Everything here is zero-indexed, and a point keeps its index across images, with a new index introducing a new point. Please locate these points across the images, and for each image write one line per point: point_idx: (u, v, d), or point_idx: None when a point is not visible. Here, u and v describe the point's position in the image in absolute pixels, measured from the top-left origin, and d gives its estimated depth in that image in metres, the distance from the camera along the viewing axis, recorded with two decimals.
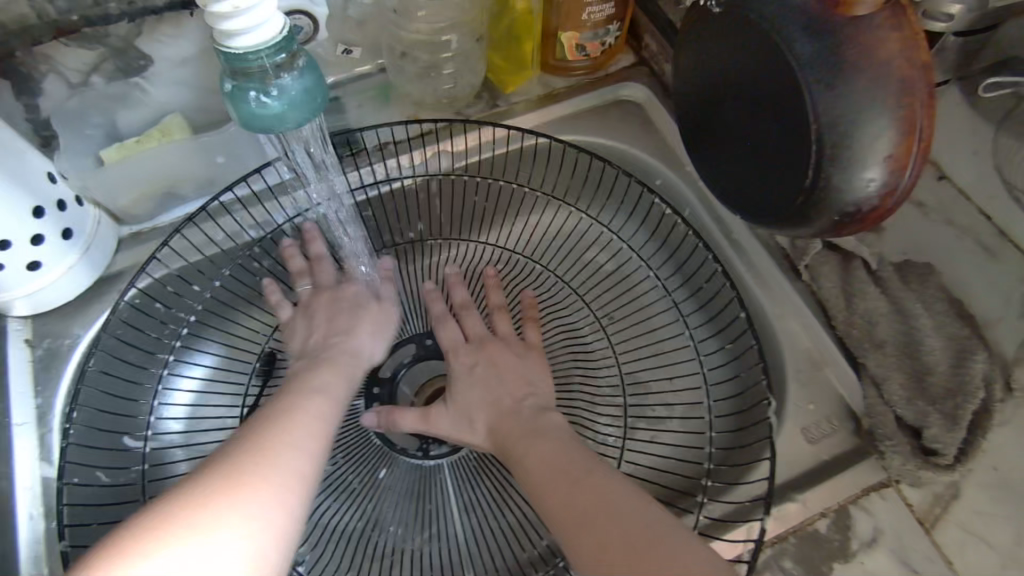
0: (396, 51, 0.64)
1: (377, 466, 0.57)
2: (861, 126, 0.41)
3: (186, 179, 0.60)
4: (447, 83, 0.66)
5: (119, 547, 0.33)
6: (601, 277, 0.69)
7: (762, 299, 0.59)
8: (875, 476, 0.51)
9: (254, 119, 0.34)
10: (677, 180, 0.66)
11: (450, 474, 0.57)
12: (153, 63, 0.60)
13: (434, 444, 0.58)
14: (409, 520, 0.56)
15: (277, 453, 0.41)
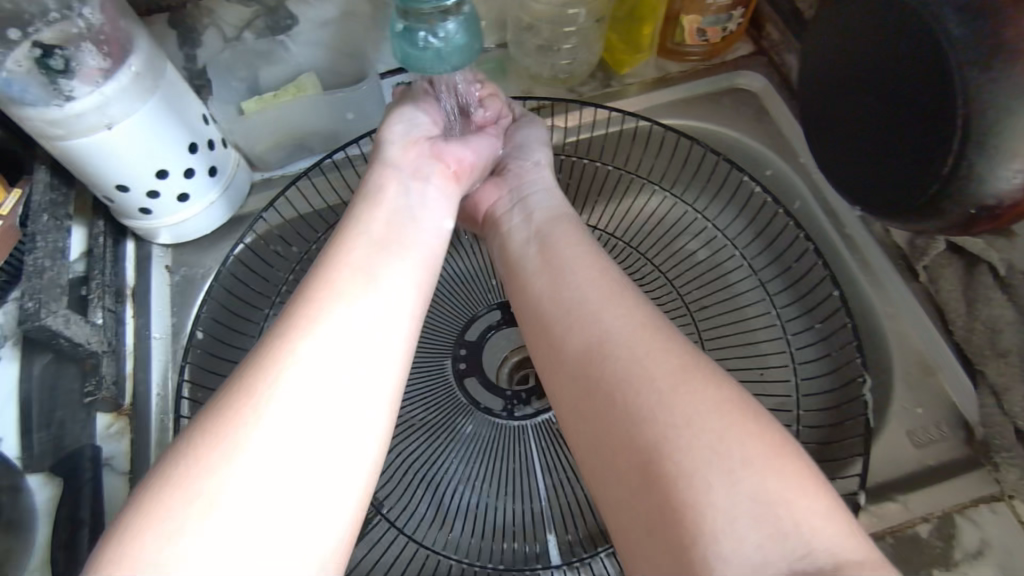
0: (521, 24, 0.66)
1: (459, 423, 0.59)
2: (1016, 114, 0.40)
3: (316, 132, 0.65)
4: (565, 60, 0.67)
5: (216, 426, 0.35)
6: (697, 264, 0.64)
7: (873, 296, 0.58)
8: (986, 488, 0.49)
9: (419, 59, 0.37)
10: (791, 172, 0.65)
11: (532, 436, 0.58)
12: (298, 23, 0.64)
13: (517, 407, 0.59)
14: (492, 477, 0.57)
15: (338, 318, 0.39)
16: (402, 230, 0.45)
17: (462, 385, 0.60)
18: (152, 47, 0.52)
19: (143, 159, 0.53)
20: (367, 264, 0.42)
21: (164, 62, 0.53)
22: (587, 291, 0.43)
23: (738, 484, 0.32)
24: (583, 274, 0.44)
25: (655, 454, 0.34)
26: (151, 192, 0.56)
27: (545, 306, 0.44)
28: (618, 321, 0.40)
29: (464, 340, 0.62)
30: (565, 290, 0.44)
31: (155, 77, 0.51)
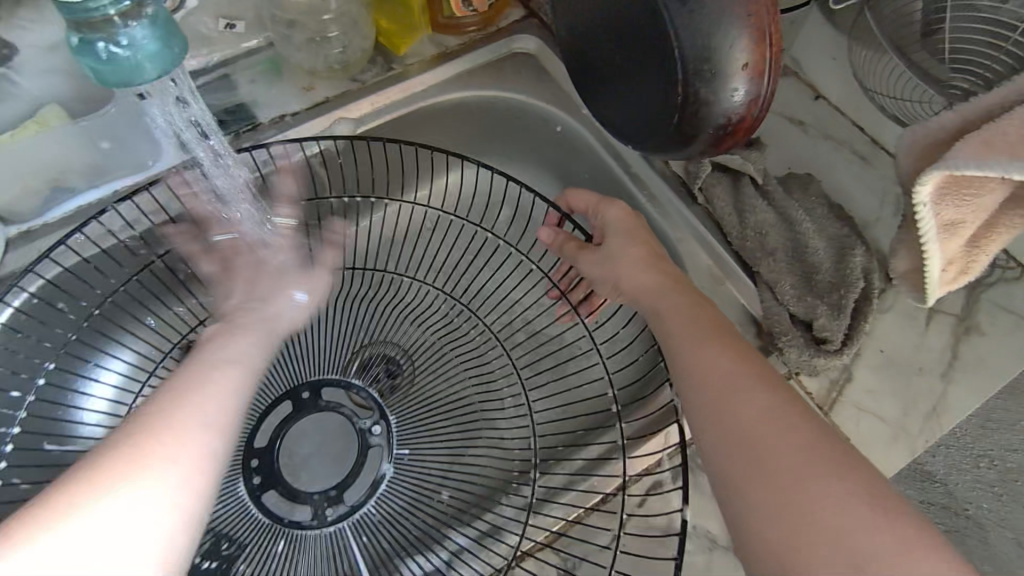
0: (282, 19, 0.63)
1: (267, 544, 0.54)
2: (714, 38, 0.44)
3: (73, 169, 0.59)
4: (336, 49, 0.65)
5: (58, 495, 0.36)
6: (492, 298, 0.67)
7: (662, 225, 0.62)
8: (778, 370, 0.55)
9: (106, 72, 0.36)
10: (583, 127, 0.68)
11: (351, 536, 0.55)
12: (17, 51, 0.56)
13: (327, 511, 0.56)
14: None
15: (179, 412, 0.41)
16: (240, 386, 0.45)
17: (260, 502, 0.56)
18: None
19: None
20: (211, 368, 0.45)
21: None
22: (712, 364, 0.46)
23: (843, 506, 0.37)
24: (711, 352, 0.47)
25: (815, 518, 0.37)
26: None
27: (691, 369, 0.46)
28: (738, 398, 0.43)
29: (255, 448, 0.58)
30: (709, 359, 0.46)
31: None
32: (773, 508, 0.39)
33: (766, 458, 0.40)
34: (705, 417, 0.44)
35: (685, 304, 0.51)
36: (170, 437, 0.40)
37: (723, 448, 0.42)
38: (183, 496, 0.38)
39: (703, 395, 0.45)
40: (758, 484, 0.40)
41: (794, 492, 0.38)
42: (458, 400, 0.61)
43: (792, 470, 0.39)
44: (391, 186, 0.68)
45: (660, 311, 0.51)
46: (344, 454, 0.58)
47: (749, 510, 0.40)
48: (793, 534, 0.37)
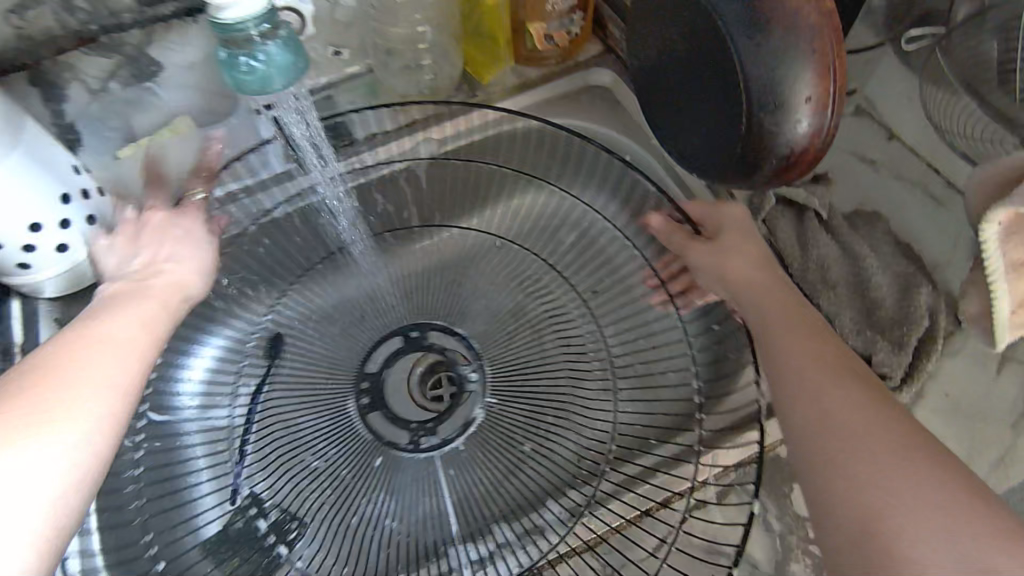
0: (383, 49, 0.71)
1: (368, 457, 0.63)
2: (783, 76, 0.46)
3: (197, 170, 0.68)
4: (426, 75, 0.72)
5: None
6: (586, 261, 0.69)
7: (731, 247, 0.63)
8: None
9: (246, 81, 0.42)
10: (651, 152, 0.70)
11: (439, 465, 0.62)
12: (163, 69, 0.65)
13: (423, 439, 0.63)
14: (407, 517, 0.60)
15: (50, 373, 0.39)
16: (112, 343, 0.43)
17: (368, 421, 0.64)
18: (6, 106, 0.53)
19: (10, 215, 0.55)
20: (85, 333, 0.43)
21: (25, 119, 0.56)
22: (806, 355, 0.47)
23: (945, 538, 0.37)
24: (800, 347, 0.48)
25: (896, 515, 0.38)
26: (26, 245, 0.57)
27: (791, 357, 0.48)
28: (834, 392, 0.45)
29: (366, 371, 0.66)
30: (792, 353, 0.48)
31: (15, 132, 0.54)
32: (855, 503, 0.40)
33: (861, 473, 0.41)
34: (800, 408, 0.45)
35: (779, 297, 0.52)
36: (38, 384, 0.39)
37: (806, 440, 0.44)
38: (87, 453, 0.38)
39: (802, 388, 0.46)
40: (833, 473, 0.42)
41: (883, 501, 0.39)
42: (547, 360, 0.65)
43: (884, 473, 0.40)
44: (495, 183, 0.71)
45: (758, 305, 0.53)
46: (446, 394, 0.65)
47: (843, 482, 0.41)
48: (877, 531, 0.38)
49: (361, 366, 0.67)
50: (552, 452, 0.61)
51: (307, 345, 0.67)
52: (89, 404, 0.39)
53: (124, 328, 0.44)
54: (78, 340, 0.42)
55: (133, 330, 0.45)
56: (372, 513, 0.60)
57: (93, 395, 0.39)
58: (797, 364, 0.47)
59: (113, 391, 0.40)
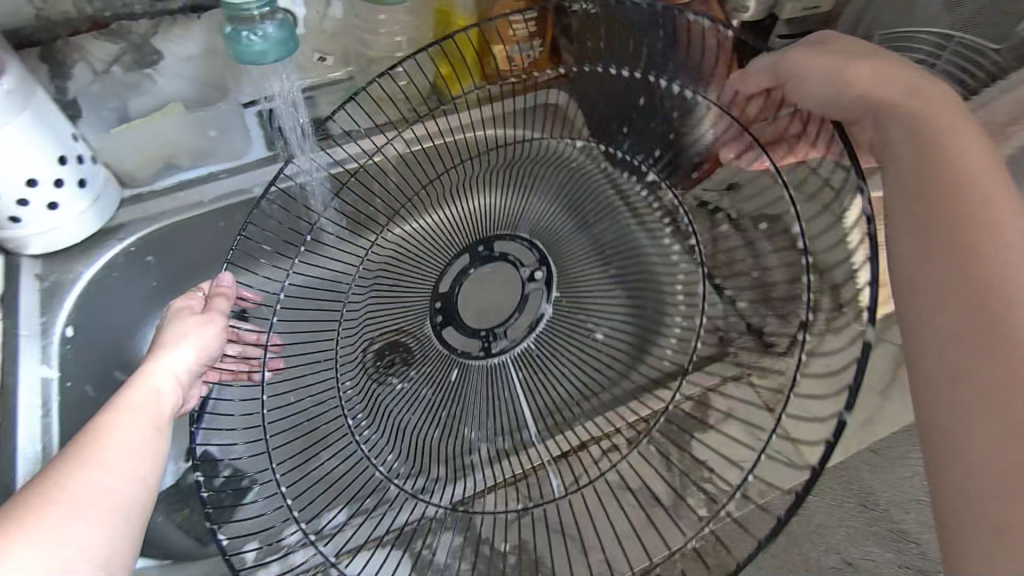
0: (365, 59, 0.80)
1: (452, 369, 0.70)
2: None
3: (185, 149, 0.75)
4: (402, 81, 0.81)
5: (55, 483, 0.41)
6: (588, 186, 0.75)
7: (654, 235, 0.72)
8: (733, 370, 0.66)
9: (242, 51, 0.50)
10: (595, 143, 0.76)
11: (512, 368, 0.69)
12: (163, 58, 0.73)
13: (494, 343, 0.70)
14: (497, 413, 0.67)
15: (93, 443, 0.44)
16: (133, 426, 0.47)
17: (443, 338, 0.71)
18: (23, 72, 0.60)
19: (11, 170, 0.60)
20: (132, 409, 0.48)
21: (34, 85, 0.61)
22: (975, 159, 0.41)
23: None
24: (975, 155, 0.42)
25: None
26: (21, 199, 0.63)
27: (928, 172, 0.42)
28: (1009, 193, 0.40)
29: (439, 292, 0.74)
30: (960, 163, 0.41)
31: (28, 94, 0.60)
32: (987, 360, 0.36)
33: (988, 299, 0.37)
34: (925, 263, 0.40)
35: (965, 131, 0.42)
36: (85, 466, 0.43)
37: (934, 282, 0.39)
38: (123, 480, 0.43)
39: (944, 231, 0.40)
40: (973, 301, 0.38)
41: (1014, 347, 0.36)
42: (614, 274, 0.72)
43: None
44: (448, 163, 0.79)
45: (926, 118, 0.43)
46: (511, 299, 0.72)
47: (932, 347, 0.38)
48: (997, 347, 0.36)
49: (435, 286, 0.75)
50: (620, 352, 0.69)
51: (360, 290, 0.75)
52: (110, 473, 0.43)
53: (135, 416, 0.47)
54: (99, 429, 0.46)
55: (171, 395, 0.51)
56: (418, 425, 0.69)
57: (104, 477, 0.43)
58: (983, 179, 0.41)
59: (126, 471, 0.44)
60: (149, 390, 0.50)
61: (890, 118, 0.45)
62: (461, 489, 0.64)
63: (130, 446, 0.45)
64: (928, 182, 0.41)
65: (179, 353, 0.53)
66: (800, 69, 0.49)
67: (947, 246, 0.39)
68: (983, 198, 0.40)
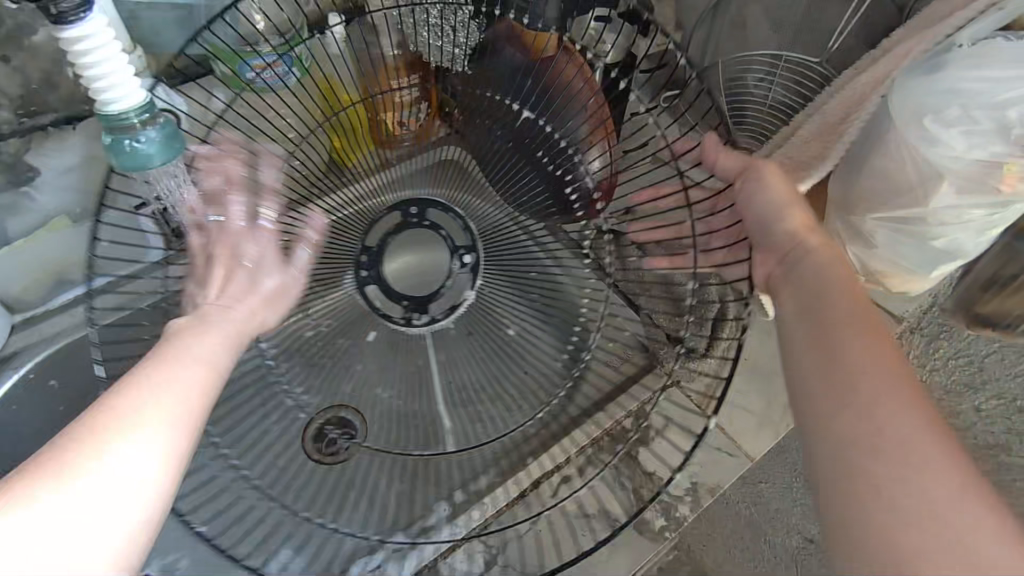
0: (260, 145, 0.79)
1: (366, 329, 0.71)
2: None
3: (75, 262, 0.75)
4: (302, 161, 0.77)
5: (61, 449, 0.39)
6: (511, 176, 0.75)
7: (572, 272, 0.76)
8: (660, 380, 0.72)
9: (127, 159, 0.49)
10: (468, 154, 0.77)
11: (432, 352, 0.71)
12: (40, 174, 0.69)
13: (414, 318, 0.72)
14: (424, 391, 0.71)
15: (106, 405, 0.41)
16: (190, 378, 0.45)
17: (363, 292, 0.71)
18: None
19: None
20: (189, 357, 0.46)
21: None
22: (839, 296, 0.48)
23: (906, 489, 0.39)
24: (838, 286, 0.49)
25: (928, 520, 0.38)
26: None
27: (820, 308, 0.48)
28: (850, 342, 0.45)
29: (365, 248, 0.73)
30: (834, 316, 0.47)
31: None
32: (859, 494, 0.40)
33: (876, 438, 0.41)
34: (825, 373, 0.45)
35: (848, 288, 0.49)
36: (96, 429, 0.40)
37: (828, 404, 0.43)
38: (165, 458, 0.41)
39: (808, 343, 0.47)
40: (838, 450, 0.42)
41: (876, 482, 0.40)
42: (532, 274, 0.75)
43: (915, 468, 0.39)
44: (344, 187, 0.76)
45: (825, 294, 0.49)
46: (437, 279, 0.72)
47: (834, 455, 0.42)
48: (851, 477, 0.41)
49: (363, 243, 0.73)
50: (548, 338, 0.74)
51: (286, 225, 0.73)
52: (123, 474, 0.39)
53: (161, 401, 0.42)
54: (117, 407, 0.41)
55: (191, 380, 0.45)
56: (350, 389, 0.71)
57: (140, 440, 0.40)
58: (863, 360, 0.44)
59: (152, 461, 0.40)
60: (195, 362, 0.46)
61: (777, 227, 0.56)
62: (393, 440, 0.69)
63: (151, 441, 0.40)
64: (815, 310, 0.48)
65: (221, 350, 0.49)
66: (720, 160, 0.63)
67: (814, 354, 0.46)
68: (853, 353, 0.44)
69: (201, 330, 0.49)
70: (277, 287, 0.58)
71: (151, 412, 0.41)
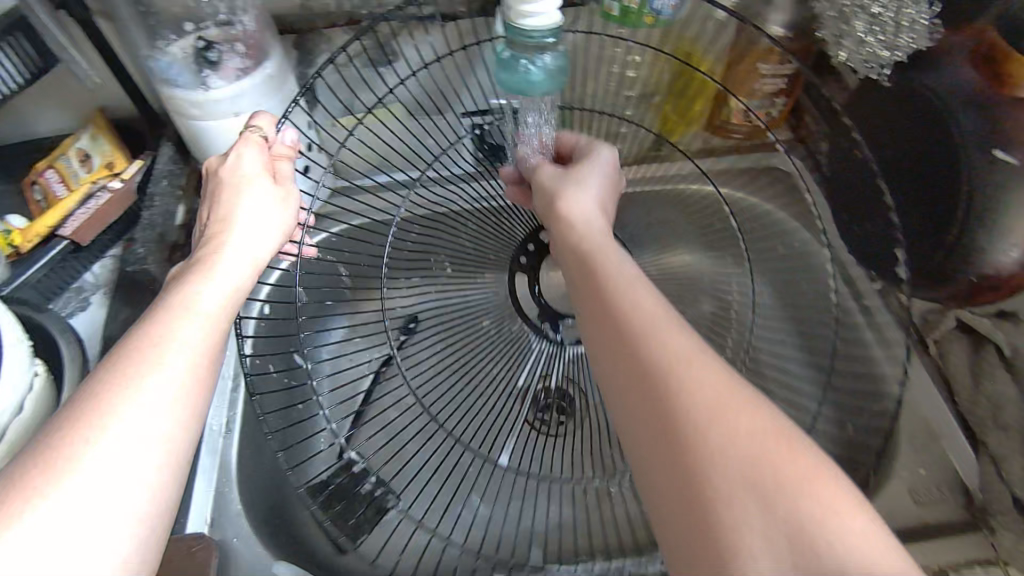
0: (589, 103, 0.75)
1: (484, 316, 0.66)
2: (1006, 204, 0.46)
3: (398, 152, 0.74)
4: (625, 143, 0.75)
5: (87, 401, 0.36)
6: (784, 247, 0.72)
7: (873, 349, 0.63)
8: (982, 551, 0.51)
9: (515, 80, 0.45)
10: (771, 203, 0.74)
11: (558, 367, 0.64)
12: (399, 60, 0.72)
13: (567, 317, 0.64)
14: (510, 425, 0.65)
15: (131, 360, 0.38)
16: (213, 312, 0.43)
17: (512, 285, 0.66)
18: (282, 59, 0.60)
19: None
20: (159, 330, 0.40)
21: (288, 71, 0.61)
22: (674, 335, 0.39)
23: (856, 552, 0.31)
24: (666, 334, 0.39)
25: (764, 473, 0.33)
26: None
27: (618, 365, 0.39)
28: (698, 364, 0.37)
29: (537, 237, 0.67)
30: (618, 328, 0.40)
31: (280, 79, 0.59)
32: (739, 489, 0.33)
33: (724, 425, 0.34)
34: (623, 384, 0.39)
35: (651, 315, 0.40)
36: (115, 382, 0.37)
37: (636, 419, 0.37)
38: (184, 409, 0.38)
39: (627, 373, 0.38)
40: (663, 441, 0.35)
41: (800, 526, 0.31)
42: None
43: (787, 461, 0.33)
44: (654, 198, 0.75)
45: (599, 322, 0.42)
46: None
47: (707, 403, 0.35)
48: (695, 487, 0.33)
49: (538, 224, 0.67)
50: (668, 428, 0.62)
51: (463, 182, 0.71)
52: (175, 365, 0.39)
53: (190, 321, 0.42)
54: (150, 338, 0.40)
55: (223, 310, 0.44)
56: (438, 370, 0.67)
57: (159, 393, 0.37)
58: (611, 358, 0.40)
59: (180, 379, 0.39)
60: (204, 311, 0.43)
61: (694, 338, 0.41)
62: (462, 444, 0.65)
63: (185, 348, 0.40)
64: (607, 295, 0.43)
65: (270, 213, 0.51)
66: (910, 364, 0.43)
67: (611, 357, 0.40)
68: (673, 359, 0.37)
69: (233, 185, 0.51)
70: (279, 189, 0.52)
71: (145, 403, 0.37)
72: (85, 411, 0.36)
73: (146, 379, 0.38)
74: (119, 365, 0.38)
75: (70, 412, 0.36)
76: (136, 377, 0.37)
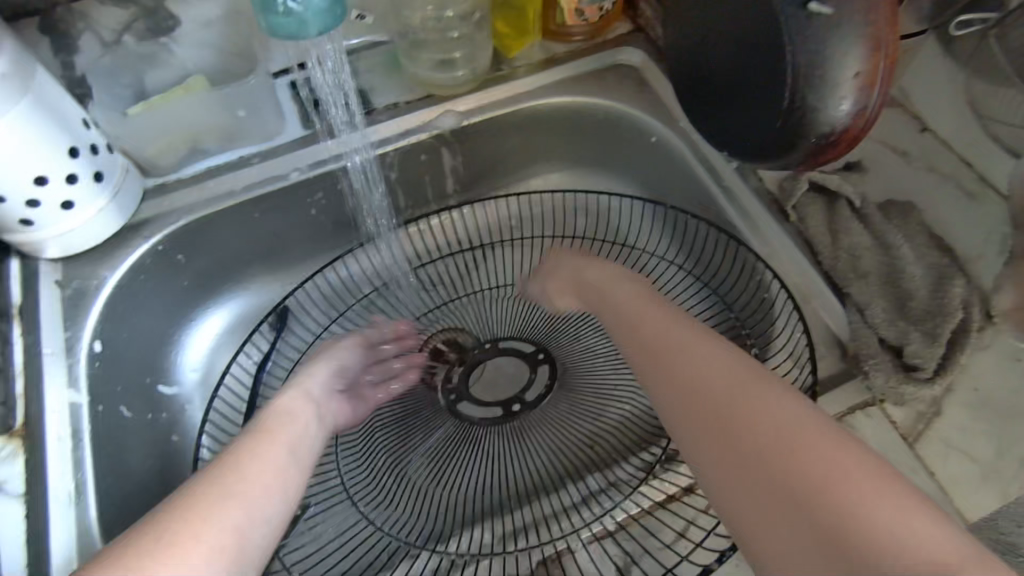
0: (408, 36, 0.68)
1: None
2: (821, 56, 0.45)
3: (210, 132, 0.65)
4: (460, 70, 0.69)
5: (204, 483, 0.42)
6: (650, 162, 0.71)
7: (752, 239, 0.62)
8: (862, 396, 0.54)
9: (284, 23, 0.43)
10: (637, 108, 0.70)
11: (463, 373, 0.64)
12: (180, 25, 0.64)
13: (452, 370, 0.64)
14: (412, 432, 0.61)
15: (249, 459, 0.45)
16: (301, 429, 0.49)
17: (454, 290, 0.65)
18: (17, 49, 0.50)
19: (14, 168, 0.51)
20: (274, 461, 0.46)
21: (33, 62, 0.52)
22: (728, 364, 0.43)
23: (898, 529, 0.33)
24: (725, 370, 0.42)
25: (797, 486, 0.36)
26: (31, 200, 0.54)
27: (694, 412, 0.42)
28: (781, 412, 0.39)
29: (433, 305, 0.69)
30: (711, 388, 0.42)
31: (25, 77, 0.50)
32: (784, 517, 0.36)
33: (790, 476, 0.36)
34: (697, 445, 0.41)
35: (743, 379, 0.41)
36: (217, 484, 0.42)
37: (726, 466, 0.39)
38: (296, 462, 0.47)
39: (701, 420, 0.41)
40: (772, 494, 0.36)
41: (859, 551, 0.33)
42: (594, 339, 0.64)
43: (857, 487, 0.34)
44: (515, 152, 0.74)
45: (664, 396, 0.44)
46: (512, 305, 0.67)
47: (735, 443, 0.39)
48: (805, 493, 0.35)
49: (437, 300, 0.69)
50: (604, 416, 0.59)
51: (331, 183, 0.66)
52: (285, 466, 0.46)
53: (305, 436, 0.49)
54: (251, 451, 0.45)
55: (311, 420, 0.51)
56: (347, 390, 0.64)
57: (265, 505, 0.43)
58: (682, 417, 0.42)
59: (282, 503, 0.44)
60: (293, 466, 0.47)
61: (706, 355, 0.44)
62: (367, 462, 0.60)
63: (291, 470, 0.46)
64: (705, 398, 0.41)
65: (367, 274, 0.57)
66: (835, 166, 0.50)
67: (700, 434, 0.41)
68: (736, 404, 0.40)
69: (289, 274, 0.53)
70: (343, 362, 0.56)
71: (273, 463, 0.45)
72: (194, 493, 0.42)
73: (265, 482, 0.44)
74: (250, 446, 0.46)
75: (159, 518, 0.40)
76: (264, 491, 0.43)
